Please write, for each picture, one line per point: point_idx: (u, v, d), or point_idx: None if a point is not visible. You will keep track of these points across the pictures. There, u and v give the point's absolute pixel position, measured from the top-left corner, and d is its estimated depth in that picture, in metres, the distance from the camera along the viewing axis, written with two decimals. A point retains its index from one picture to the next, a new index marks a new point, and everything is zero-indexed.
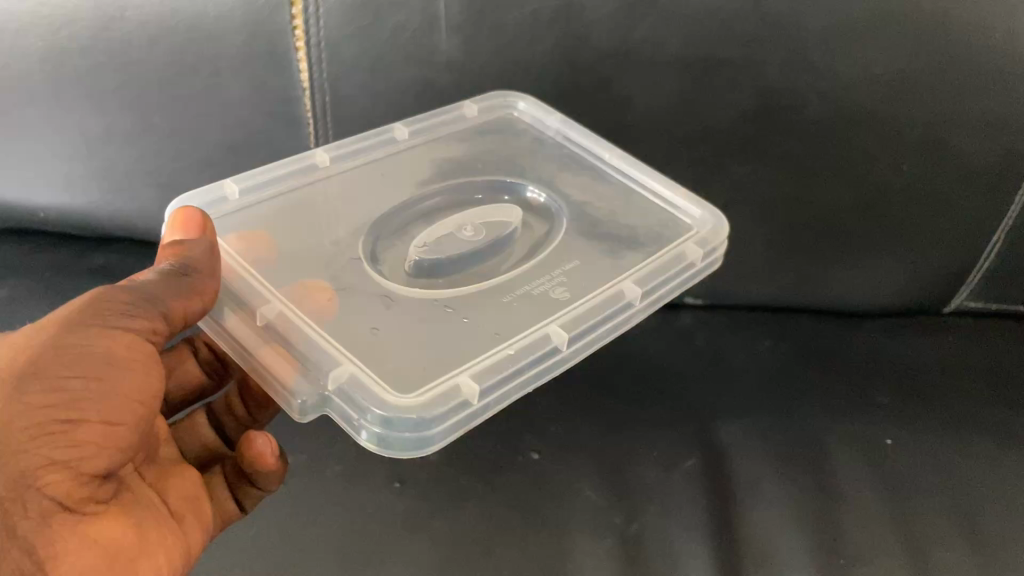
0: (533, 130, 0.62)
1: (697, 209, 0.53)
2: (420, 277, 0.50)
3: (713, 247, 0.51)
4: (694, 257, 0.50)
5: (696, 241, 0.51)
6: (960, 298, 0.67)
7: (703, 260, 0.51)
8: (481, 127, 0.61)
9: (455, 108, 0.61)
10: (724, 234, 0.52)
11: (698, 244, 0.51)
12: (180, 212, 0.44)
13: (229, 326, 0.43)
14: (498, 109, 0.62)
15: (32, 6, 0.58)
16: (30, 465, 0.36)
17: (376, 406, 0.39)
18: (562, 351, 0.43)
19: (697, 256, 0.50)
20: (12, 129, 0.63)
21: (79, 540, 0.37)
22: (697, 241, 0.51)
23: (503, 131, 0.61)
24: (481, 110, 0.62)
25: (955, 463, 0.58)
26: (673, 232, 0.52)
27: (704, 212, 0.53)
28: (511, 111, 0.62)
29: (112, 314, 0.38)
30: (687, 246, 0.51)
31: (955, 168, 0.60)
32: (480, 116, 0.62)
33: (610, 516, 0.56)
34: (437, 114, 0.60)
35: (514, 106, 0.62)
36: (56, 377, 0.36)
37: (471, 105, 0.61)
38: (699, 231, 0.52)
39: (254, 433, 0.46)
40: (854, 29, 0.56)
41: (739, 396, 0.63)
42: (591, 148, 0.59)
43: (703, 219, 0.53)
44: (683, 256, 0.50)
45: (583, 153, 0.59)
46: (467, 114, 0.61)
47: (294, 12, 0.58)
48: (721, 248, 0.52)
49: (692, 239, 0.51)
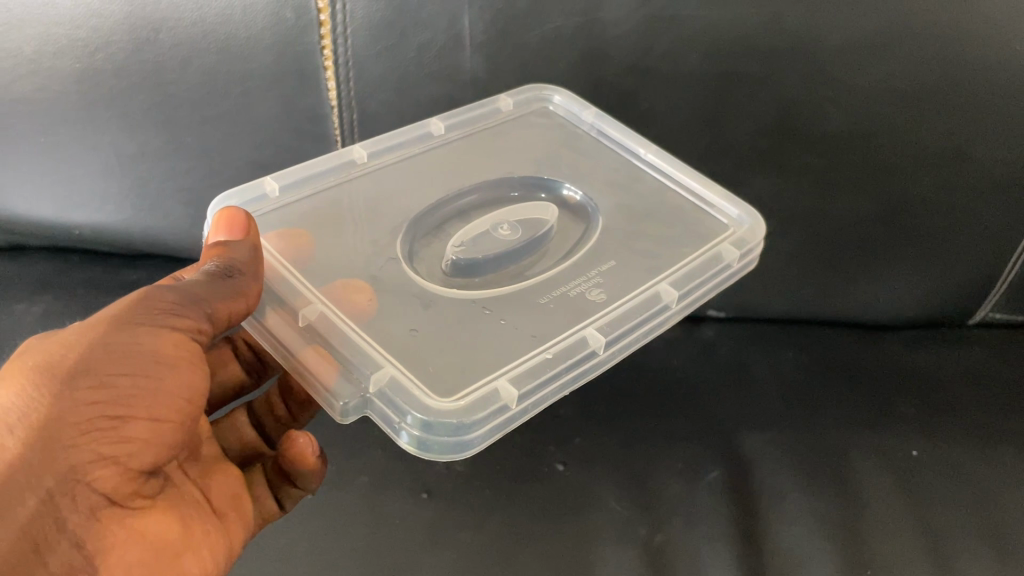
0: (568, 124, 0.63)
1: (731, 208, 0.54)
2: (457, 274, 0.51)
3: (751, 245, 0.52)
4: (731, 258, 0.51)
5: (732, 242, 0.52)
6: (986, 309, 0.66)
7: (740, 261, 0.52)
8: (516, 120, 0.63)
9: (491, 102, 0.62)
10: (761, 234, 0.52)
11: (734, 245, 0.52)
12: (226, 212, 0.45)
13: (270, 323, 0.44)
14: (535, 102, 0.64)
15: (67, 30, 0.59)
16: (79, 460, 0.36)
17: (415, 409, 0.39)
18: (599, 354, 0.44)
19: (734, 257, 0.51)
20: (47, 149, 0.65)
21: (126, 534, 0.38)
22: (733, 242, 0.52)
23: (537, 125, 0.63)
24: (517, 102, 0.63)
25: (985, 473, 0.58)
26: (709, 232, 0.53)
27: (741, 211, 0.53)
28: (546, 104, 0.64)
29: (159, 313, 0.39)
30: (725, 248, 0.51)
31: (979, 178, 0.60)
32: (516, 109, 0.63)
33: (636, 526, 0.56)
34: (473, 109, 0.61)
35: (550, 99, 0.64)
36: (106, 374, 0.37)
37: (507, 99, 0.62)
38: (737, 231, 0.53)
39: (295, 432, 0.46)
40: (874, 43, 0.57)
41: (765, 406, 0.63)
42: (626, 144, 0.60)
43: (740, 219, 0.53)
44: (720, 258, 0.50)
45: (619, 148, 0.60)
46: (502, 109, 0.62)
47: (322, 31, 0.59)
48: (757, 248, 0.52)
49: (729, 240, 0.52)
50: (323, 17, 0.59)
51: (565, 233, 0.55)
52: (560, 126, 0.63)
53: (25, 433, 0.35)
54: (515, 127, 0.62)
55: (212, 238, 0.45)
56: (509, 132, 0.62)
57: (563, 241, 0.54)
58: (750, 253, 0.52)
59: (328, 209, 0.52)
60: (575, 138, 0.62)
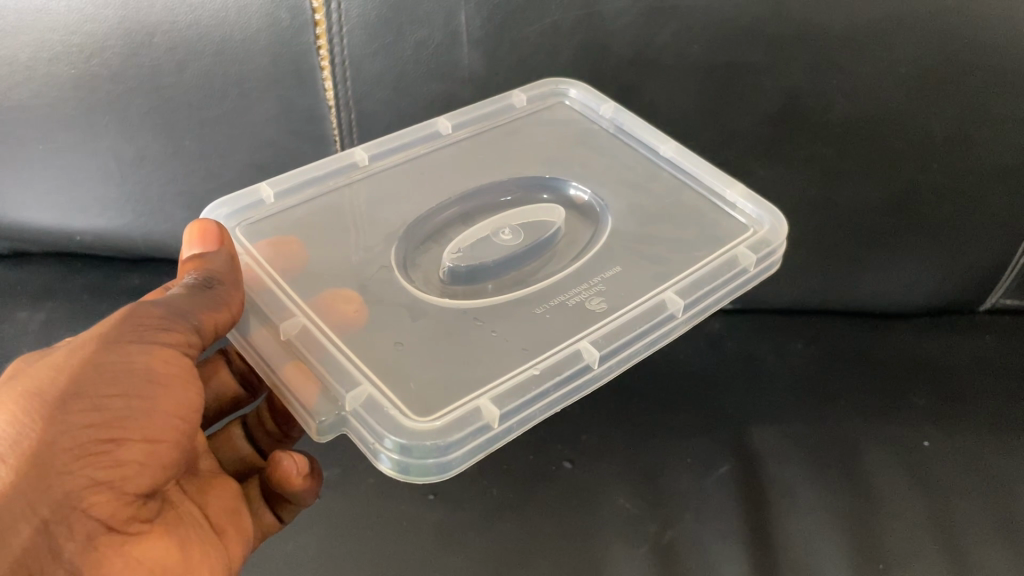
0: (585, 118, 0.61)
1: (753, 208, 0.52)
2: (455, 282, 0.50)
3: (773, 246, 0.50)
4: (747, 264, 0.49)
5: (750, 245, 0.50)
6: (997, 296, 0.65)
7: (757, 265, 0.50)
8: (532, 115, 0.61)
9: (504, 97, 0.61)
10: (783, 234, 0.51)
11: (752, 248, 0.50)
12: (197, 224, 0.45)
13: (255, 338, 0.44)
14: (550, 98, 0.62)
15: (61, 36, 0.59)
16: (73, 487, 0.36)
17: (393, 433, 0.38)
18: (594, 369, 0.43)
19: (751, 262, 0.49)
20: (48, 156, 0.64)
21: (124, 562, 0.38)
22: (754, 244, 0.50)
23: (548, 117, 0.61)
24: (531, 98, 0.61)
25: (1000, 466, 0.57)
26: (727, 232, 0.52)
27: (762, 211, 0.52)
28: (562, 99, 0.62)
29: (147, 330, 0.40)
30: (741, 252, 0.50)
31: (989, 164, 0.59)
32: (529, 104, 0.62)
33: (644, 525, 0.55)
34: (484, 106, 0.60)
35: (566, 93, 0.62)
36: (98, 396, 0.37)
37: (520, 95, 0.61)
38: (758, 231, 0.51)
39: (281, 454, 0.46)
40: (882, 28, 0.56)
41: (775, 399, 0.63)
42: (644, 139, 0.58)
43: (760, 219, 0.52)
44: (736, 263, 0.49)
45: (636, 144, 0.59)
46: (516, 104, 0.61)
47: (318, 32, 0.58)
48: (779, 249, 0.51)
49: (750, 241, 0.51)
50: (318, 17, 0.58)
51: (574, 236, 0.54)
52: (575, 120, 0.61)
53: (17, 462, 0.36)
54: (528, 123, 0.61)
55: (186, 252, 0.45)
56: (521, 128, 0.61)
57: (570, 243, 0.53)
58: (772, 254, 0.51)
59: (326, 215, 0.51)
60: (590, 133, 0.60)
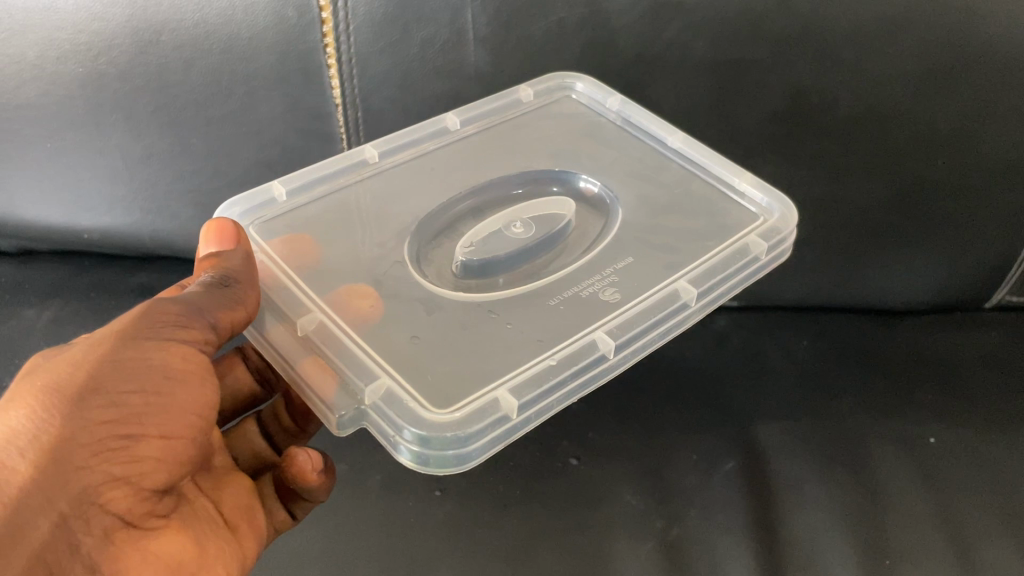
0: (591, 112, 0.61)
1: (762, 196, 0.53)
2: (468, 276, 0.51)
3: (784, 233, 0.51)
4: (758, 251, 0.50)
5: (760, 233, 0.51)
6: (1003, 292, 0.65)
7: (769, 252, 0.50)
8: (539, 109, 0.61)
9: (511, 92, 0.61)
10: (794, 221, 0.51)
11: (763, 236, 0.50)
12: (215, 223, 0.45)
13: (271, 334, 0.44)
14: (555, 92, 0.62)
15: (69, 34, 0.59)
16: (92, 482, 0.37)
17: (413, 424, 0.39)
18: (609, 359, 0.43)
19: (762, 249, 0.50)
20: (54, 154, 0.64)
21: (141, 556, 0.39)
22: (763, 232, 0.51)
23: (556, 113, 0.61)
24: (537, 92, 0.61)
25: (1006, 459, 0.57)
26: (736, 222, 0.52)
27: (771, 199, 0.52)
28: (569, 93, 0.62)
29: (164, 326, 0.40)
30: (752, 240, 0.50)
31: (994, 159, 0.59)
32: (537, 99, 0.62)
33: (651, 520, 0.55)
34: (491, 102, 0.60)
35: (572, 87, 0.62)
36: (116, 392, 0.38)
37: (527, 89, 0.61)
38: (768, 220, 0.52)
39: (296, 449, 0.46)
40: (885, 25, 0.56)
41: (781, 395, 0.63)
42: (653, 133, 0.59)
43: (770, 207, 0.52)
44: (747, 251, 0.50)
45: (644, 139, 0.59)
46: (523, 99, 0.61)
47: (325, 30, 0.59)
48: (789, 237, 0.51)
49: (760, 230, 0.51)
50: (325, 15, 0.58)
51: (585, 228, 0.54)
52: (582, 115, 0.61)
53: (36, 455, 0.36)
54: (535, 117, 0.61)
55: (202, 251, 0.45)
56: (528, 122, 0.61)
57: (582, 235, 0.53)
58: (782, 241, 0.51)
59: (337, 212, 0.52)
60: (597, 126, 0.60)
